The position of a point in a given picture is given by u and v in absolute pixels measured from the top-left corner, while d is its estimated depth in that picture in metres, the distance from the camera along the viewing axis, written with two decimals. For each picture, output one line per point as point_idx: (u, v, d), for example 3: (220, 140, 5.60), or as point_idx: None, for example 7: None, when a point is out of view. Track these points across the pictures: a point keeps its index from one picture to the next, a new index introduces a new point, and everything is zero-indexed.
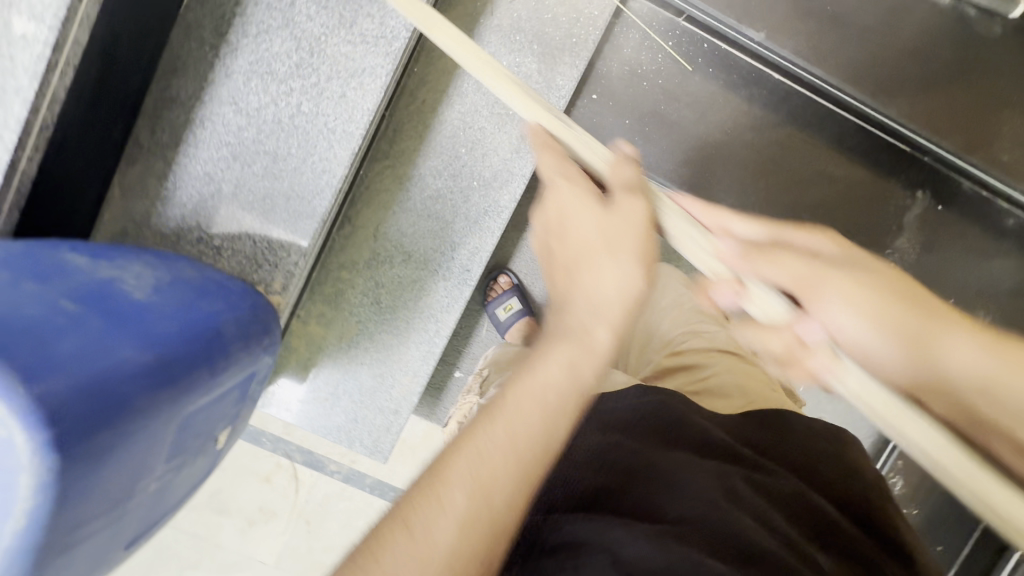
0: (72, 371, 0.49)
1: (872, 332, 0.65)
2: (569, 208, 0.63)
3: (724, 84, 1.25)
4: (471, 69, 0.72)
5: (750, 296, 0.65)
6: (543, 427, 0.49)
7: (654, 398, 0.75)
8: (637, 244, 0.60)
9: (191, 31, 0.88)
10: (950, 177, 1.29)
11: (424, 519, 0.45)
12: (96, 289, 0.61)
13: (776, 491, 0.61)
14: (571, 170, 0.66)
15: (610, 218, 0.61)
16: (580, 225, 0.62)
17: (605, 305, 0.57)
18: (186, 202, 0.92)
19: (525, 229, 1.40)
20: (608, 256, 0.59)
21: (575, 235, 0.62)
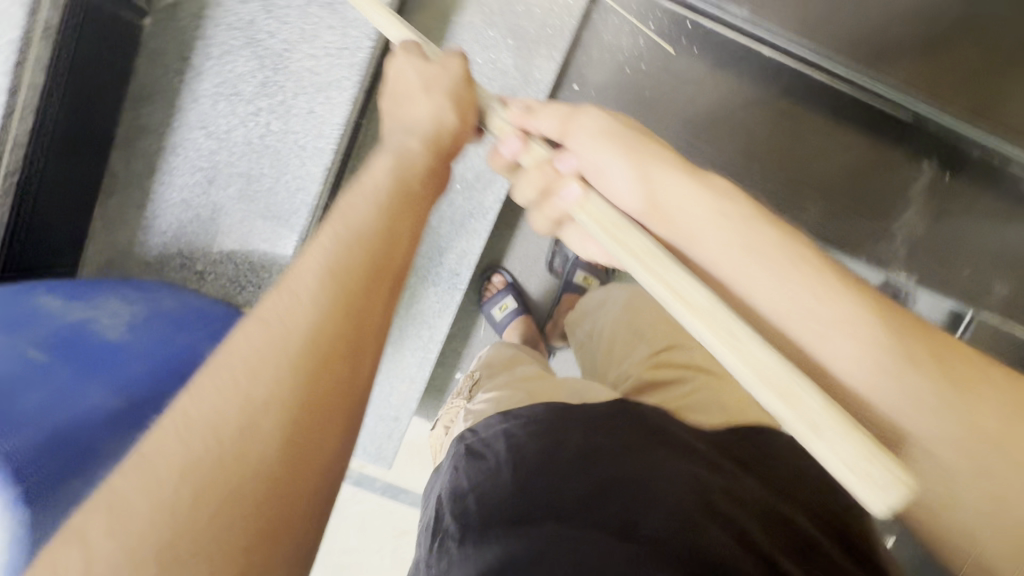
0: (39, 427, 0.52)
1: (686, 211, 0.56)
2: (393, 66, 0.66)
3: (711, 64, 1.19)
4: None
5: (529, 149, 0.66)
6: (385, 220, 0.46)
7: (634, 405, 0.72)
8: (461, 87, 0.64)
9: (155, 58, 0.88)
10: (960, 148, 1.23)
11: (246, 346, 0.37)
12: (69, 334, 0.64)
13: (748, 500, 0.61)
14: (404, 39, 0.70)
15: (431, 67, 0.64)
16: (403, 74, 0.65)
17: (428, 128, 0.60)
18: (167, 230, 0.92)
19: (516, 226, 1.38)
20: (425, 98, 0.62)
21: (402, 83, 0.64)
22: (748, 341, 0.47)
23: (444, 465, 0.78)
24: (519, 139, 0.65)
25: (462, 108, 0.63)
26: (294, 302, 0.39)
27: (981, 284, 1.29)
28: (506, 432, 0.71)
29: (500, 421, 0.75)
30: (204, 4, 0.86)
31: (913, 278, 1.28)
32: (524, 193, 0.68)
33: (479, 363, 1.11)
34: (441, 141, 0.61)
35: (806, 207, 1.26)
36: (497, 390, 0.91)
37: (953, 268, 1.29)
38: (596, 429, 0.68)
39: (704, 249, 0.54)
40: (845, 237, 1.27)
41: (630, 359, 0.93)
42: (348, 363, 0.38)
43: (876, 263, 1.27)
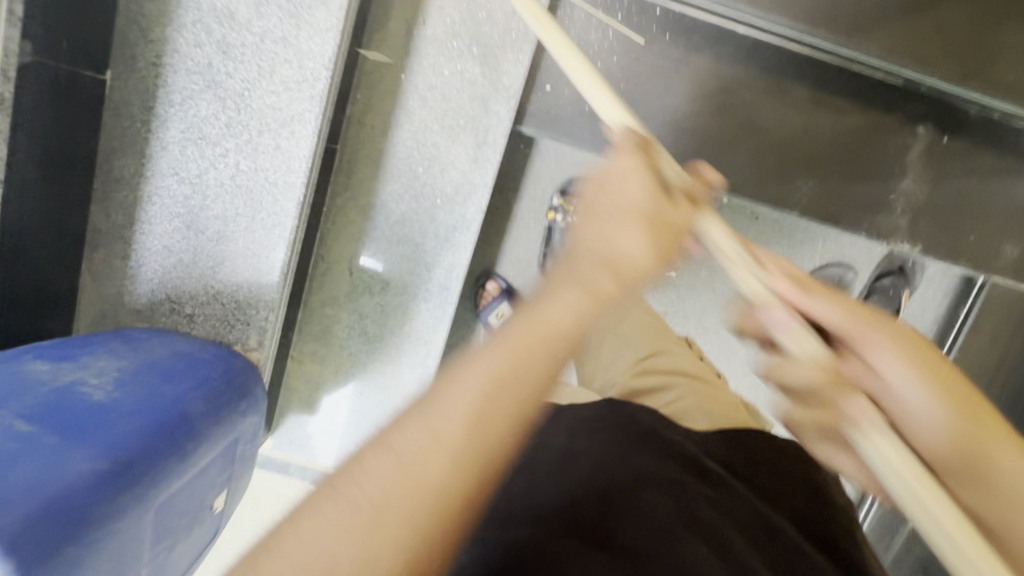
0: (25, 501, 0.54)
1: (914, 390, 0.52)
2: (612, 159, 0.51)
3: (686, 48, 1.15)
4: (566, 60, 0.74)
5: (805, 340, 0.52)
6: (553, 377, 0.38)
7: (623, 406, 0.72)
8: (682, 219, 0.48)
9: (120, 111, 0.89)
10: (954, 106, 1.18)
11: (374, 479, 0.33)
12: (55, 400, 0.65)
13: (730, 509, 0.59)
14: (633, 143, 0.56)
15: (663, 194, 0.48)
16: (622, 179, 0.48)
17: (623, 273, 0.43)
18: (152, 277, 0.94)
19: (504, 232, 1.37)
20: (633, 225, 0.45)
21: (614, 188, 0.48)
22: (921, 473, 0.46)
23: None
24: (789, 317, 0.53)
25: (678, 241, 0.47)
26: (439, 422, 0.34)
27: (988, 246, 1.24)
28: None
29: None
30: (160, 52, 0.86)
31: (916, 248, 1.24)
32: (784, 377, 0.53)
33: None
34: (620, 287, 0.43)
35: (797, 184, 1.22)
36: None
37: (958, 234, 1.24)
38: (585, 435, 0.66)
39: (924, 416, 0.52)
40: (839, 212, 1.23)
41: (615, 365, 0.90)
42: (453, 532, 0.34)
43: (877, 237, 1.23)
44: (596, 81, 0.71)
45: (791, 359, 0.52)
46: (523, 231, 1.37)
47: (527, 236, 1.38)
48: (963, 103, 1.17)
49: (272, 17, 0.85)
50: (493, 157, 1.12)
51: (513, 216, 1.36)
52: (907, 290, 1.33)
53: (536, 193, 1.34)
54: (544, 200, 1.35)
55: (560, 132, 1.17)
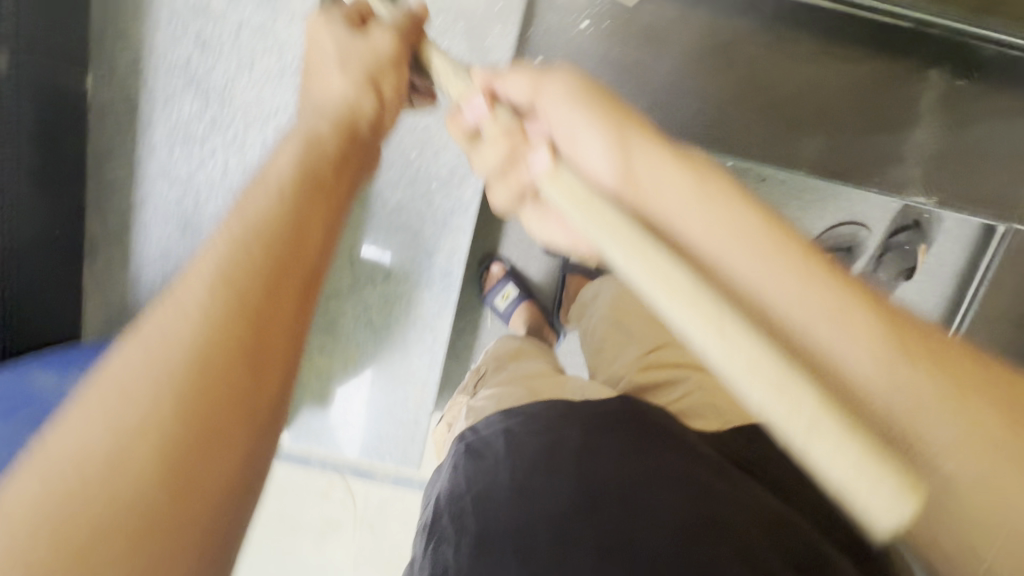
0: None
1: (665, 194, 0.52)
2: (315, 60, 0.66)
3: (680, 7, 1.11)
4: None
5: (495, 117, 0.63)
6: (273, 228, 0.44)
7: (641, 404, 0.70)
8: (372, 83, 0.65)
9: (107, 116, 0.88)
10: (969, 48, 1.12)
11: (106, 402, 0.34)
12: None
13: (753, 508, 0.58)
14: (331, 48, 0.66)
15: (352, 64, 0.64)
16: (319, 103, 0.63)
17: (320, 137, 0.57)
18: (153, 281, 0.94)
19: (504, 213, 1.34)
20: (331, 104, 0.62)
21: (317, 108, 0.62)
22: (786, 384, 0.38)
23: (444, 465, 0.76)
24: (482, 101, 0.64)
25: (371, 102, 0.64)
26: (33, 487, 0.31)
27: (1007, 192, 1.20)
28: (506, 430, 0.69)
29: (501, 419, 0.72)
30: (140, 53, 0.85)
31: (932, 200, 1.18)
32: (501, 193, 0.65)
33: (484, 357, 1.10)
34: (342, 146, 0.58)
35: (803, 142, 1.17)
36: (498, 387, 0.89)
37: (976, 182, 1.19)
38: (598, 428, 0.66)
39: (736, 268, 0.47)
40: (849, 168, 1.18)
41: (623, 358, 0.91)
42: (242, 372, 0.37)
43: (891, 190, 1.18)
44: None
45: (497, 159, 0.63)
46: None
47: None
48: (976, 43, 1.12)
49: (246, 7, 0.82)
50: None
51: None
52: (924, 245, 1.32)
53: None
54: None
55: None
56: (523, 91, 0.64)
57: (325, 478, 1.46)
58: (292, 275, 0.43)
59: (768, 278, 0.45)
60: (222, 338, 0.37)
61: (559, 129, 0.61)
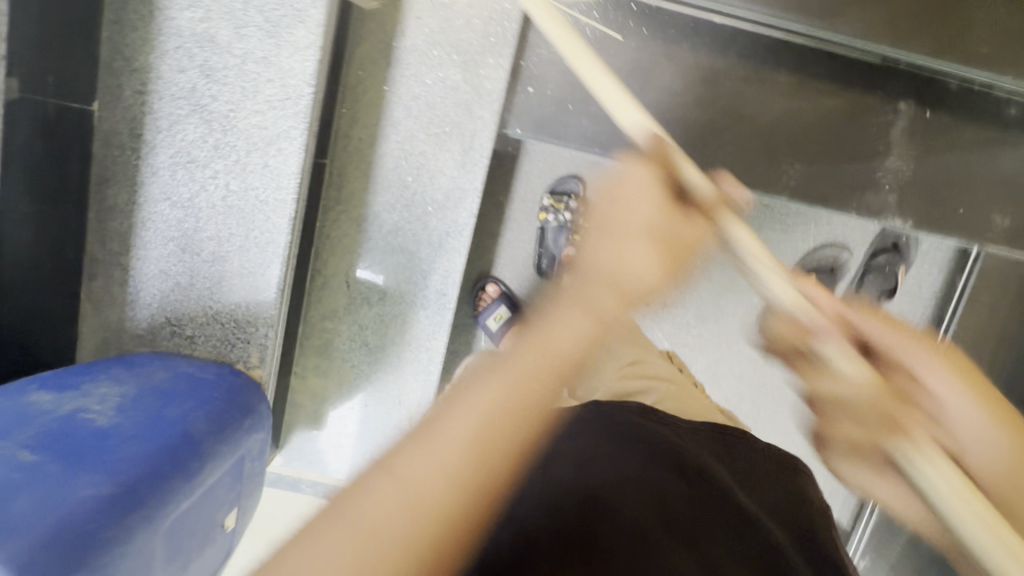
0: (30, 529, 0.53)
1: (958, 415, 0.56)
2: (634, 205, 0.60)
3: (665, 42, 1.16)
4: (603, 81, 0.79)
5: (852, 356, 0.59)
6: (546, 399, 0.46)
7: (609, 407, 0.76)
8: (685, 230, 0.61)
9: (109, 140, 0.90)
10: (934, 80, 1.19)
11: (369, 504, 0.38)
12: (58, 428, 0.66)
13: (711, 507, 0.62)
14: (663, 213, 0.60)
15: (683, 221, 0.61)
16: (626, 266, 0.55)
17: (628, 290, 0.54)
18: (151, 301, 0.95)
19: (497, 234, 1.38)
20: (639, 244, 0.57)
21: (622, 272, 0.55)
22: (985, 513, 0.50)
23: None
24: (846, 346, 0.60)
25: (666, 247, 0.58)
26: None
27: (979, 218, 1.25)
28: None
29: None
30: (145, 80, 0.87)
31: (908, 223, 1.24)
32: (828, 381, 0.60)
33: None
34: (635, 297, 0.55)
35: (784, 167, 1.22)
36: None
37: (948, 208, 1.24)
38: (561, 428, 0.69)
39: (970, 448, 0.55)
40: (828, 193, 1.23)
41: (602, 372, 0.96)
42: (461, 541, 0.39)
43: (867, 214, 1.24)
44: (612, 83, 0.79)
45: (829, 375, 0.60)
46: (517, 233, 1.38)
47: (520, 238, 1.39)
48: (939, 76, 1.19)
49: (252, 38, 0.86)
50: (481, 160, 1.14)
51: (506, 219, 1.37)
52: (902, 267, 1.35)
53: (525, 194, 1.35)
54: (535, 201, 1.37)
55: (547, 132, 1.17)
56: (889, 342, 0.61)
57: None
58: (528, 453, 0.44)
59: (960, 412, 0.56)
60: (466, 509, 0.39)
61: (916, 379, 0.58)
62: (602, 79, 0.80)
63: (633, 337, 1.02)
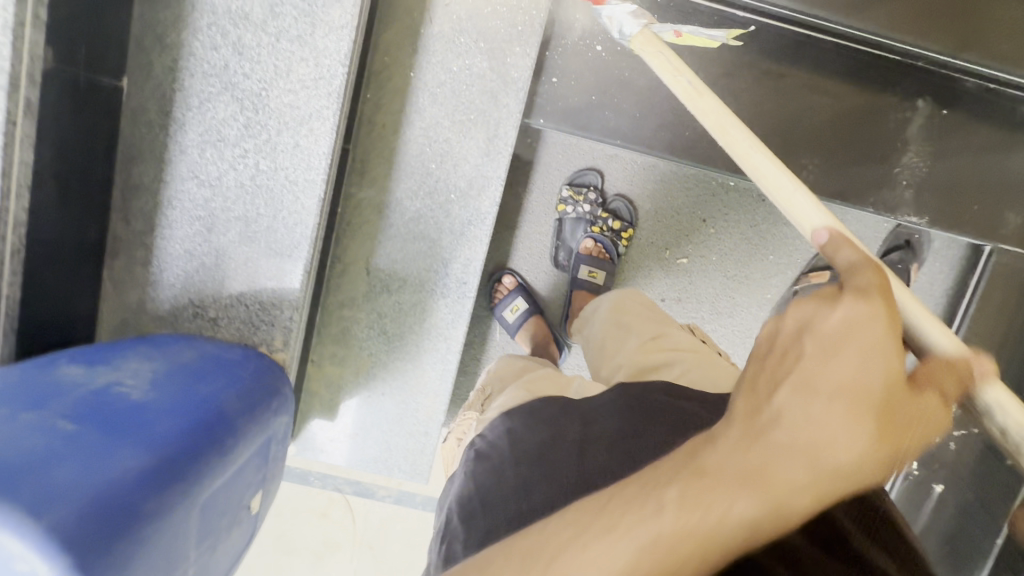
0: (75, 495, 0.52)
1: None
2: (864, 369, 0.46)
3: (689, 35, 1.16)
4: (761, 167, 0.69)
5: None
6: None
7: (635, 391, 0.74)
8: (922, 424, 0.46)
9: (137, 118, 0.89)
10: (952, 79, 1.21)
11: None
12: (93, 400, 0.65)
13: None
14: (899, 383, 0.46)
15: (917, 399, 0.47)
16: (825, 447, 0.45)
17: (818, 476, 0.45)
18: (175, 281, 0.94)
19: (515, 226, 1.37)
20: (847, 424, 0.45)
21: (815, 447, 0.46)
22: None
23: (454, 476, 0.78)
24: None
25: (889, 448, 0.46)
26: None
27: (992, 217, 1.27)
28: (509, 430, 0.73)
29: (503, 420, 0.76)
30: (177, 56, 0.87)
31: (923, 220, 1.26)
32: None
33: (489, 377, 1.10)
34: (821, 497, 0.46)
35: (802, 163, 1.23)
36: (508, 394, 0.91)
37: (962, 206, 1.26)
38: (592, 416, 0.71)
39: None
40: (845, 189, 1.25)
41: (623, 350, 0.95)
42: None
43: (883, 211, 1.25)
44: (767, 162, 0.69)
45: None
46: (534, 226, 1.38)
47: (537, 230, 1.38)
48: (958, 75, 1.21)
49: (286, 16, 0.85)
50: (505, 149, 1.14)
51: (524, 211, 1.36)
52: (915, 264, 1.35)
53: (544, 186, 1.35)
54: (553, 193, 1.37)
55: (570, 123, 1.19)
56: None
57: (324, 497, 1.42)
58: None
59: None
60: None
61: None
62: (764, 165, 0.69)
63: (651, 314, 1.01)
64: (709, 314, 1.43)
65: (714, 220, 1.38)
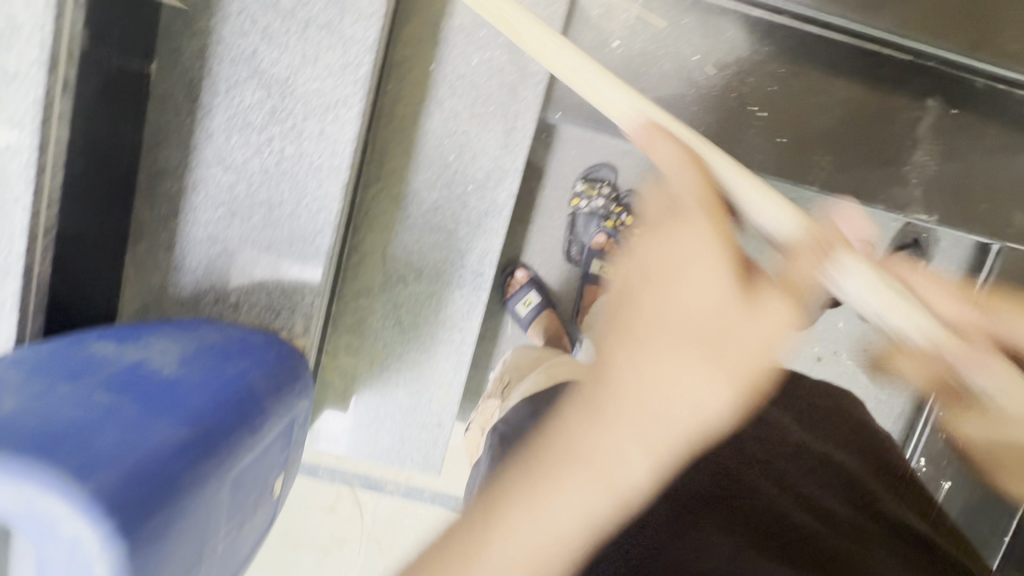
0: (117, 464, 0.53)
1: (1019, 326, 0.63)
2: (684, 295, 0.49)
3: (705, 32, 1.18)
4: (572, 55, 0.67)
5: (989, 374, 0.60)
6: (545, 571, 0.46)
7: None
8: (762, 334, 0.47)
9: (165, 102, 0.90)
10: (962, 79, 1.23)
11: None
12: (126, 375, 0.65)
13: (778, 446, 0.69)
14: (718, 317, 0.48)
15: (748, 310, 0.48)
16: (664, 394, 0.47)
17: (671, 434, 0.47)
18: (197, 266, 0.94)
19: (528, 220, 1.38)
20: (686, 363, 0.47)
21: (659, 403, 0.47)
22: None
23: (481, 461, 0.80)
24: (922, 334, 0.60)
25: (738, 381, 0.47)
26: None
27: (998, 216, 1.29)
28: (533, 414, 0.78)
29: (527, 410, 0.79)
30: (205, 41, 0.88)
31: (932, 218, 1.28)
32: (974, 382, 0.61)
33: (506, 367, 1.11)
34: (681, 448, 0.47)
35: (814, 160, 1.25)
36: (526, 381, 0.92)
37: (969, 204, 1.28)
38: None
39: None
40: (856, 186, 1.27)
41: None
42: None
43: (893, 208, 1.27)
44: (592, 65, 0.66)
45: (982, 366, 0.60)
46: (547, 220, 1.39)
47: (550, 225, 1.39)
48: (969, 75, 1.23)
49: (315, 4, 0.87)
50: (523, 141, 1.14)
51: (538, 205, 1.37)
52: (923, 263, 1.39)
53: (558, 180, 1.36)
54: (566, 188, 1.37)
55: (586, 117, 1.20)
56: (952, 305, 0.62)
57: (333, 490, 1.41)
58: None
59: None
60: None
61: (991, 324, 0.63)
62: (561, 55, 0.67)
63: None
64: None
65: None
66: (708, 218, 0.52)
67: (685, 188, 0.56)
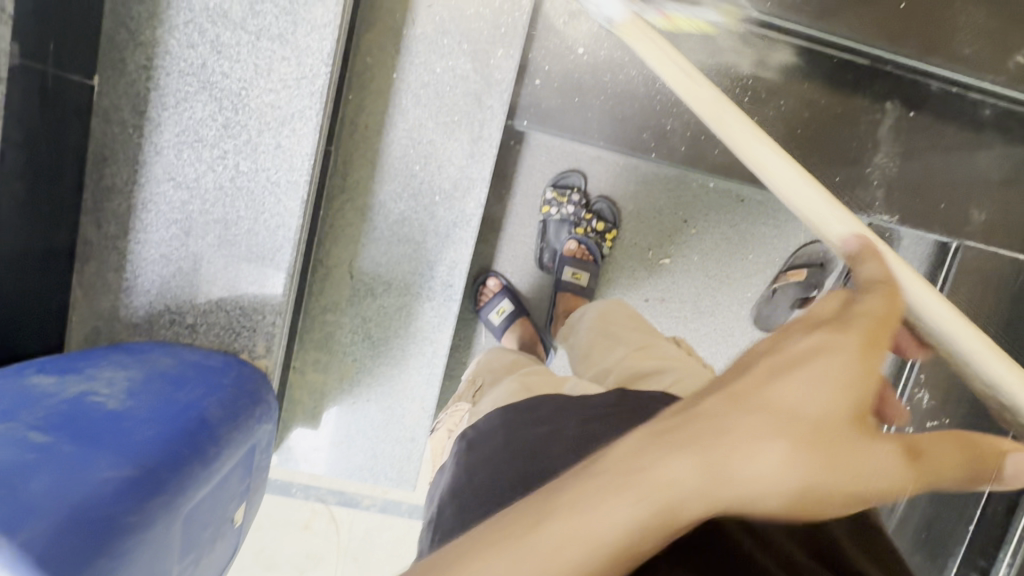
0: (50, 510, 0.51)
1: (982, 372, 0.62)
2: (803, 394, 0.42)
3: (670, 36, 1.18)
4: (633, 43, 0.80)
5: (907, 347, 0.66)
6: None
7: (634, 395, 0.74)
8: (867, 469, 0.42)
9: (110, 116, 0.86)
10: (918, 82, 1.26)
11: None
12: (68, 410, 0.63)
13: None
14: (840, 419, 0.42)
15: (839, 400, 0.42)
16: (746, 463, 0.40)
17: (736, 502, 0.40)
18: (150, 287, 0.91)
19: (500, 229, 1.37)
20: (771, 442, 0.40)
21: (739, 457, 0.40)
22: None
23: (447, 465, 0.77)
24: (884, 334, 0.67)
25: (812, 482, 0.41)
26: None
27: (959, 213, 1.32)
28: (505, 423, 0.72)
29: (499, 414, 0.75)
30: (150, 54, 0.84)
31: (894, 218, 1.31)
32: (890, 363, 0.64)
33: (480, 368, 1.09)
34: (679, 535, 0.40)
35: None
36: (501, 387, 0.90)
37: (929, 204, 1.32)
38: (587, 414, 0.70)
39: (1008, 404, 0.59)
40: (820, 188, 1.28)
41: (609, 359, 0.94)
42: None
43: (858, 209, 1.30)
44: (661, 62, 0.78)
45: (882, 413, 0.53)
46: (518, 228, 1.37)
47: (521, 232, 1.38)
48: (922, 78, 1.26)
49: (267, 15, 0.84)
50: (490, 151, 1.13)
51: (508, 213, 1.36)
52: None
53: (528, 187, 1.34)
54: (537, 195, 1.36)
55: (551, 125, 1.19)
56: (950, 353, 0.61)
57: (307, 508, 1.37)
58: None
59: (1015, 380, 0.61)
60: None
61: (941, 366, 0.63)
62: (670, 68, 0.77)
63: (638, 326, 1.01)
64: (692, 313, 1.43)
65: (695, 219, 1.39)
66: (865, 343, 0.44)
67: (833, 406, 0.42)
